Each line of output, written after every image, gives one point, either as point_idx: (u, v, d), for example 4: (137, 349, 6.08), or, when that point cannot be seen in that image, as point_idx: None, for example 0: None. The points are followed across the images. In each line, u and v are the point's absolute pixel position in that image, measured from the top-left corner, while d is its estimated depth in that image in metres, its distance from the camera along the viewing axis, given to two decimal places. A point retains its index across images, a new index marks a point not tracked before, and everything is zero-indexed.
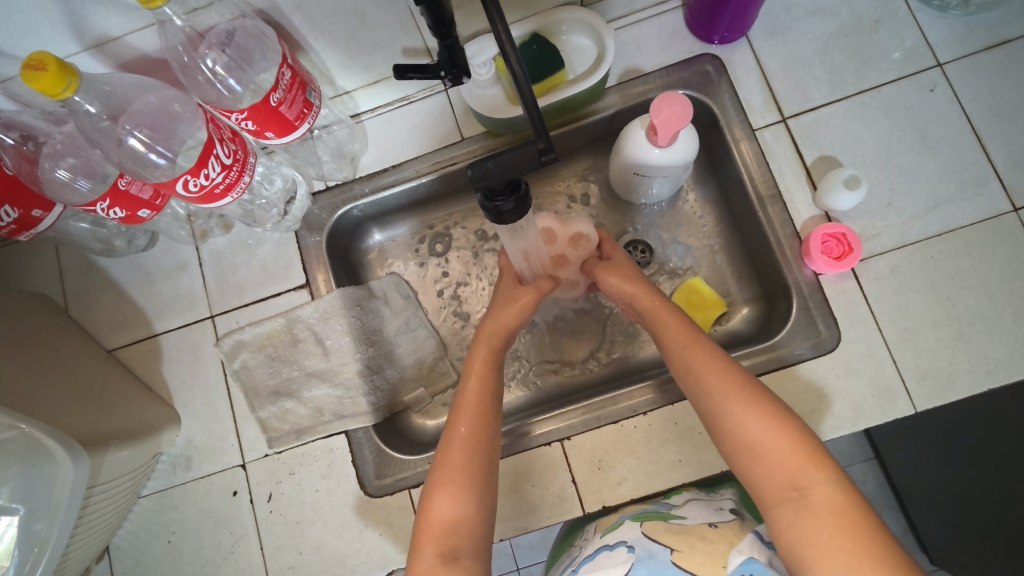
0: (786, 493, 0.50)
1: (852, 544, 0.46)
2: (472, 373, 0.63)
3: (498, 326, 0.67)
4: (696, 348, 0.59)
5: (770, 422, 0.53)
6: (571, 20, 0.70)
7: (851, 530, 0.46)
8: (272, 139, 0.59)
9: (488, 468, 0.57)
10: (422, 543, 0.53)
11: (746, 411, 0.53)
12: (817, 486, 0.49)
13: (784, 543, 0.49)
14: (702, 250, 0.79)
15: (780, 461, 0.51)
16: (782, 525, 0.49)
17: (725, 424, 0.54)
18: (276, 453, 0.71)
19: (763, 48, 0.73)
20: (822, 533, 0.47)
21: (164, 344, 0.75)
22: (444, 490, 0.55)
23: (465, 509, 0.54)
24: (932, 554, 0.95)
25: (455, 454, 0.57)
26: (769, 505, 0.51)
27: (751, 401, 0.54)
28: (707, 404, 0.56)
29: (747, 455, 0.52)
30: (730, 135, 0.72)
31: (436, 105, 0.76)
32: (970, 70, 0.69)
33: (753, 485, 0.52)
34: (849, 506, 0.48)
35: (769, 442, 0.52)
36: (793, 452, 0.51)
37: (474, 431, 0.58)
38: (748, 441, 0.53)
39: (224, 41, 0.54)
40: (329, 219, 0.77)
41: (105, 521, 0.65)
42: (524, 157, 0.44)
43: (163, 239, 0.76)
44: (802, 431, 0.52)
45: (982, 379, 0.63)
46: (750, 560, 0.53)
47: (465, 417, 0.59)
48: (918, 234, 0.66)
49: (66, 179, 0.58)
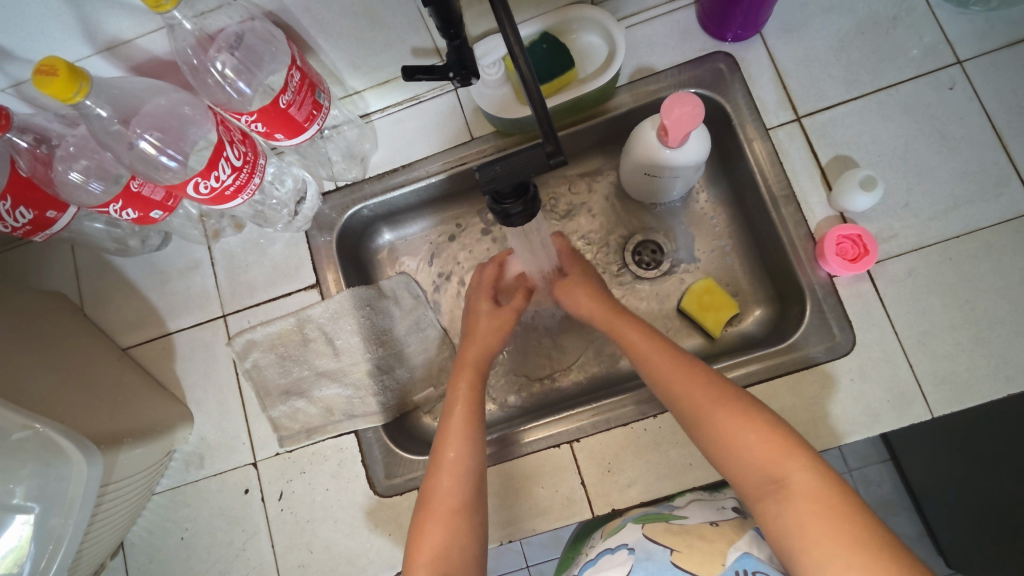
0: (766, 486, 0.50)
1: (833, 530, 0.46)
2: (460, 398, 0.64)
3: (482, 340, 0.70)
4: (663, 355, 0.60)
5: (739, 418, 0.53)
6: (581, 19, 0.69)
7: (831, 515, 0.46)
8: (282, 141, 0.60)
9: (472, 491, 0.58)
10: (416, 564, 0.54)
11: (715, 412, 0.54)
12: (794, 475, 0.49)
13: (773, 536, 0.49)
14: (713, 250, 0.78)
15: (754, 456, 0.51)
16: (767, 518, 0.49)
17: (698, 427, 0.55)
18: (287, 452, 0.71)
19: (778, 45, 0.72)
20: (806, 522, 0.47)
21: (177, 343, 0.75)
22: (435, 515, 0.56)
23: (460, 532, 0.56)
24: (949, 556, 0.93)
25: (444, 475, 0.58)
26: (754, 500, 0.51)
27: (720, 400, 0.54)
28: (681, 410, 0.56)
29: (723, 453, 0.53)
30: (743, 134, 0.71)
31: (446, 104, 0.76)
32: (991, 68, 0.68)
33: (736, 482, 0.52)
34: (828, 492, 0.48)
35: (741, 439, 0.52)
36: (765, 445, 0.51)
37: (465, 451, 0.59)
38: (721, 440, 0.53)
39: (234, 43, 0.54)
40: (338, 219, 0.77)
41: (119, 518, 0.66)
42: (531, 159, 0.44)
43: (176, 239, 0.77)
44: (773, 423, 0.52)
45: (1001, 385, 0.61)
46: (745, 555, 0.54)
47: (452, 439, 0.60)
48: (936, 235, 0.65)
49: (79, 181, 0.59)
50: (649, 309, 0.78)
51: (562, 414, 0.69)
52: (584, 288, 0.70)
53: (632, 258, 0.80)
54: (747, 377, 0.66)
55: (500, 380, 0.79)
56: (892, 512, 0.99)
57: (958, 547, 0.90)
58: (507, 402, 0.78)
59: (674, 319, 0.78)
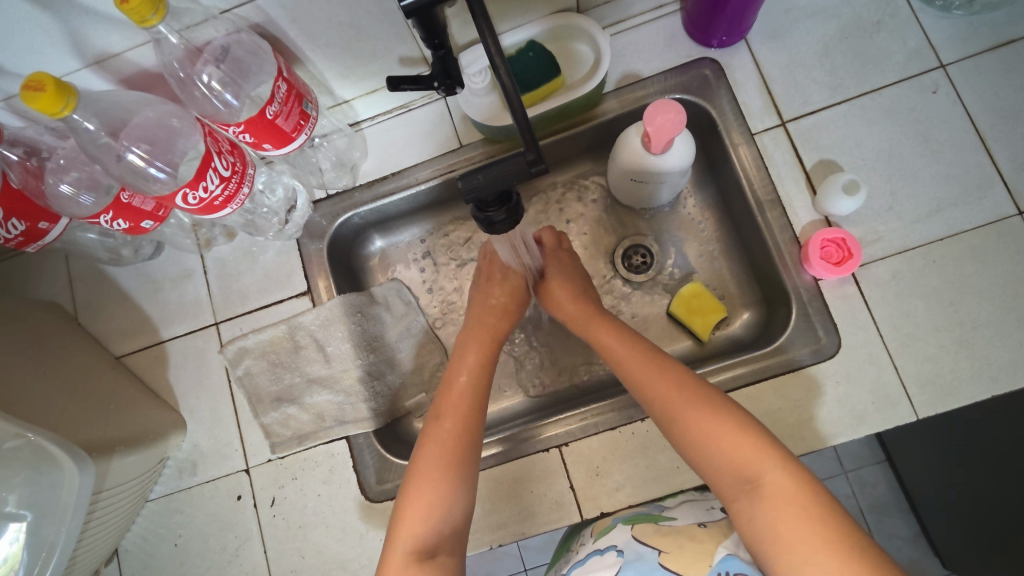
0: (741, 487, 0.50)
1: (806, 532, 0.46)
2: (460, 378, 0.65)
3: (488, 327, 0.71)
4: (640, 355, 0.61)
5: (716, 417, 0.53)
6: (565, 27, 0.70)
7: (805, 516, 0.46)
8: (270, 150, 0.60)
9: (468, 463, 0.58)
10: (398, 540, 0.54)
11: (692, 411, 0.54)
12: (768, 475, 0.49)
13: (748, 536, 0.49)
14: (701, 255, 0.79)
15: (728, 455, 0.51)
16: (743, 518, 0.49)
17: (673, 427, 0.55)
18: (279, 459, 0.72)
19: (762, 51, 0.73)
20: (779, 523, 0.47)
21: (170, 351, 0.76)
22: (421, 485, 0.56)
23: (450, 506, 0.56)
24: (944, 558, 0.93)
25: (429, 449, 0.58)
26: (730, 500, 0.51)
27: (696, 398, 0.55)
28: (657, 412, 0.57)
29: (697, 449, 0.53)
30: (728, 139, 0.72)
31: (434, 112, 0.77)
32: (973, 72, 0.68)
33: (712, 480, 0.52)
34: (801, 492, 0.48)
35: (715, 436, 0.52)
36: (739, 445, 0.51)
37: (457, 428, 0.60)
38: (697, 439, 0.53)
39: (220, 56, 0.56)
40: (329, 226, 0.77)
41: (112, 525, 0.66)
42: (511, 168, 0.45)
43: (169, 248, 0.78)
44: (746, 422, 0.52)
45: (986, 386, 0.62)
46: (730, 556, 0.54)
47: (449, 414, 0.61)
48: (920, 238, 0.66)
49: (69, 193, 0.59)
50: (638, 312, 0.79)
51: (555, 417, 0.70)
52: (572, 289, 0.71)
53: (623, 263, 0.81)
54: (735, 380, 0.66)
55: (500, 382, 0.79)
56: (887, 513, 0.99)
57: (953, 549, 0.90)
58: (499, 406, 0.79)
59: (664, 322, 0.78)
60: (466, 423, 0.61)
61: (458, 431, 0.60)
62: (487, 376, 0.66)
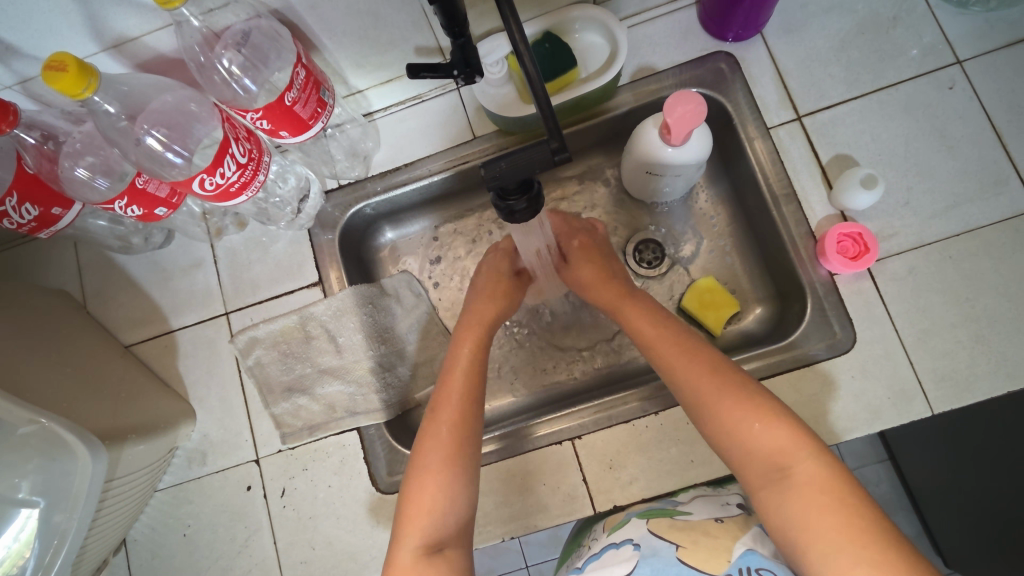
0: (771, 475, 0.50)
1: (840, 523, 0.45)
2: (458, 365, 0.64)
3: (483, 315, 0.69)
4: (671, 338, 0.60)
5: (749, 404, 0.53)
6: (583, 18, 0.69)
7: (838, 507, 0.46)
8: (286, 138, 0.60)
9: (471, 458, 0.58)
10: (405, 535, 0.54)
11: (722, 396, 0.54)
12: (801, 465, 0.49)
13: (775, 525, 0.49)
14: (712, 249, 0.79)
15: (760, 444, 0.51)
16: (771, 507, 0.49)
17: (700, 411, 0.55)
18: (289, 449, 0.71)
19: (778, 45, 0.72)
20: (810, 513, 0.47)
21: (180, 340, 0.76)
22: (427, 480, 0.56)
23: (451, 500, 0.55)
24: (947, 555, 0.94)
25: (433, 442, 0.58)
26: (756, 488, 0.51)
27: (728, 383, 0.54)
28: (684, 395, 0.56)
29: (725, 437, 0.53)
30: (744, 133, 0.72)
31: (448, 103, 0.77)
32: (990, 68, 0.68)
33: (739, 469, 0.52)
34: (834, 483, 0.47)
35: (746, 423, 0.52)
36: (773, 434, 0.51)
37: (464, 420, 0.59)
38: (727, 425, 0.53)
39: (240, 41, 0.55)
40: (341, 217, 0.77)
41: (122, 514, 0.66)
42: (536, 155, 0.44)
43: (179, 237, 0.77)
44: (782, 411, 0.52)
45: (1001, 381, 0.62)
46: (749, 551, 0.53)
47: (447, 404, 0.60)
48: (936, 234, 0.66)
49: (85, 177, 0.59)
50: None
51: (565, 410, 0.70)
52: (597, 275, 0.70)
53: (634, 258, 0.80)
54: (750, 373, 0.66)
55: (508, 375, 0.79)
56: (891, 510, 1.00)
57: (955, 546, 0.91)
58: (508, 397, 0.78)
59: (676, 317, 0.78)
60: (464, 413, 0.60)
61: (458, 424, 0.59)
62: (481, 364, 0.65)
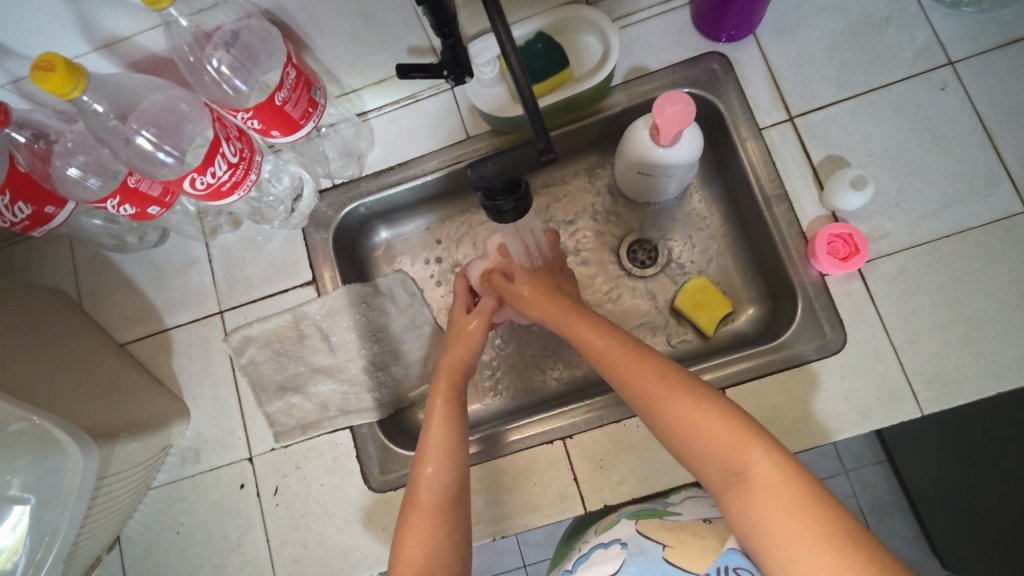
0: (728, 479, 0.50)
1: (797, 526, 0.45)
2: (435, 409, 0.63)
3: (451, 360, 0.68)
4: (621, 347, 0.60)
5: (698, 410, 0.52)
6: (574, 19, 0.70)
7: (796, 511, 0.46)
8: (278, 138, 0.60)
9: (457, 501, 0.58)
10: None
11: (673, 404, 0.54)
12: (756, 466, 0.48)
13: (741, 531, 0.49)
14: (704, 250, 0.79)
15: (713, 450, 0.50)
16: (733, 511, 0.49)
17: (657, 423, 0.55)
18: (282, 448, 0.72)
19: (771, 46, 0.72)
20: (770, 519, 0.47)
21: (174, 339, 0.76)
22: (416, 529, 0.55)
23: (439, 547, 0.54)
24: (943, 557, 0.93)
25: (422, 492, 0.57)
26: (719, 494, 0.51)
27: (679, 390, 0.54)
28: (638, 405, 0.56)
29: (683, 446, 0.53)
30: (736, 134, 0.72)
31: (441, 103, 0.77)
32: (982, 69, 0.68)
33: (699, 474, 0.52)
34: (788, 483, 0.47)
35: (700, 432, 0.51)
36: (726, 438, 0.50)
37: (441, 470, 0.58)
38: (681, 436, 0.53)
39: (230, 41, 0.55)
40: (335, 216, 0.77)
41: (115, 511, 0.66)
42: (520, 157, 0.45)
43: (174, 236, 0.78)
44: (728, 411, 0.52)
45: (991, 383, 0.62)
46: (730, 551, 0.52)
47: (431, 455, 0.59)
48: (927, 234, 0.66)
49: (76, 176, 0.59)
50: (639, 306, 0.79)
51: (554, 411, 0.70)
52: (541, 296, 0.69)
53: (627, 258, 0.81)
54: (741, 374, 0.67)
55: (501, 375, 0.80)
56: (887, 512, 0.99)
57: (952, 548, 0.90)
58: (501, 397, 0.79)
59: (669, 317, 0.78)
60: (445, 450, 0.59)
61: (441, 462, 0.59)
62: (459, 404, 0.64)
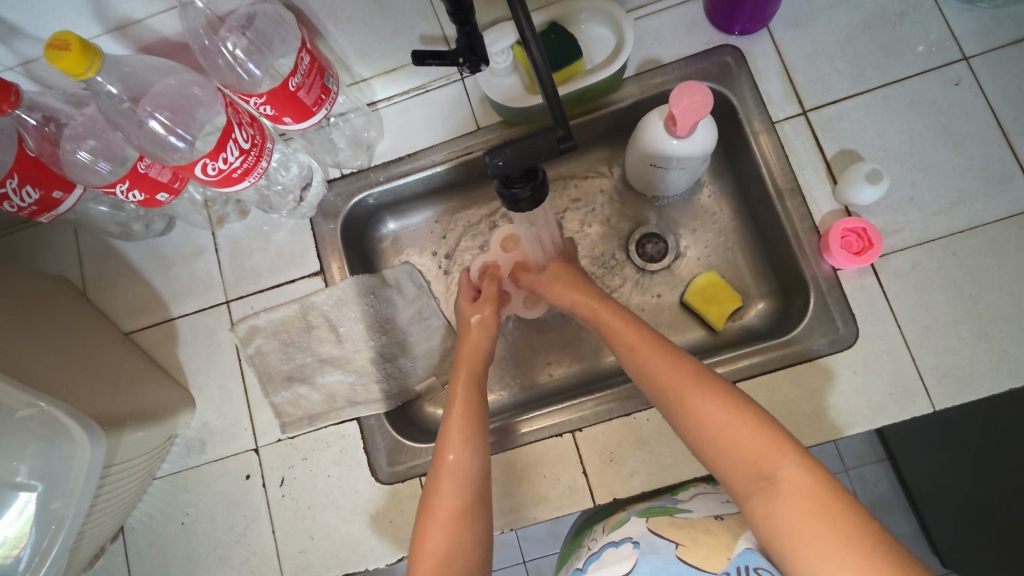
0: (756, 483, 0.49)
1: (827, 531, 0.45)
2: (457, 401, 0.63)
3: (468, 351, 0.69)
4: (651, 348, 0.60)
5: (729, 413, 0.52)
6: (589, 10, 0.69)
7: (823, 514, 0.45)
8: (290, 124, 0.59)
9: (481, 491, 0.57)
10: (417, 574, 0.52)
11: (703, 405, 0.54)
12: (785, 471, 0.48)
13: (766, 535, 0.48)
14: (714, 244, 0.79)
15: (741, 453, 0.50)
16: (758, 516, 0.49)
17: (685, 423, 0.55)
18: (289, 439, 0.71)
19: (785, 39, 0.72)
20: (798, 522, 0.46)
21: (180, 328, 0.75)
22: (437, 518, 0.55)
23: (459, 536, 0.53)
24: (944, 555, 0.94)
25: (445, 482, 0.57)
26: (744, 498, 0.50)
27: (707, 393, 0.54)
28: (665, 404, 0.57)
29: (711, 448, 0.52)
30: (749, 128, 0.71)
31: (452, 93, 0.76)
32: (996, 65, 0.68)
33: (723, 478, 0.52)
34: (818, 489, 0.47)
35: (729, 434, 0.51)
36: (756, 442, 0.50)
37: (463, 457, 0.58)
38: (710, 437, 0.52)
39: (244, 24, 0.55)
40: (344, 206, 0.77)
41: (120, 501, 0.65)
42: (540, 144, 0.44)
43: (181, 224, 0.77)
44: (759, 416, 0.52)
45: (1003, 378, 0.62)
46: (749, 551, 0.51)
47: (453, 443, 0.59)
48: (940, 230, 0.65)
49: (87, 160, 0.59)
50: (648, 301, 0.79)
51: (565, 404, 0.69)
52: (564, 280, 0.71)
53: (636, 252, 0.80)
54: (753, 368, 0.66)
55: (507, 368, 0.79)
56: (889, 510, 1.00)
57: (953, 546, 0.91)
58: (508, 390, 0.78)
59: (677, 312, 0.78)
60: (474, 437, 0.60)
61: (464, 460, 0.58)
62: (480, 397, 0.64)
